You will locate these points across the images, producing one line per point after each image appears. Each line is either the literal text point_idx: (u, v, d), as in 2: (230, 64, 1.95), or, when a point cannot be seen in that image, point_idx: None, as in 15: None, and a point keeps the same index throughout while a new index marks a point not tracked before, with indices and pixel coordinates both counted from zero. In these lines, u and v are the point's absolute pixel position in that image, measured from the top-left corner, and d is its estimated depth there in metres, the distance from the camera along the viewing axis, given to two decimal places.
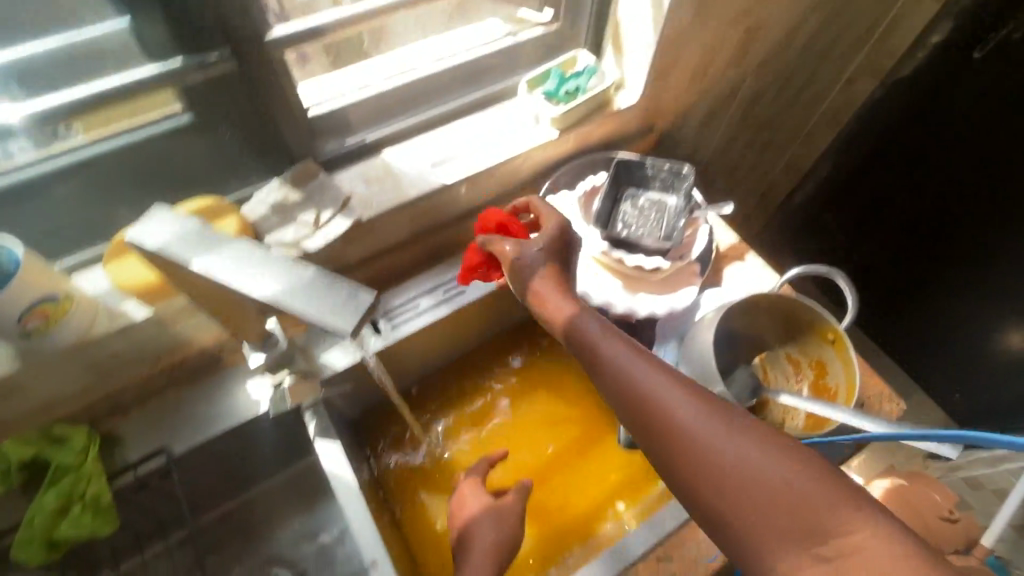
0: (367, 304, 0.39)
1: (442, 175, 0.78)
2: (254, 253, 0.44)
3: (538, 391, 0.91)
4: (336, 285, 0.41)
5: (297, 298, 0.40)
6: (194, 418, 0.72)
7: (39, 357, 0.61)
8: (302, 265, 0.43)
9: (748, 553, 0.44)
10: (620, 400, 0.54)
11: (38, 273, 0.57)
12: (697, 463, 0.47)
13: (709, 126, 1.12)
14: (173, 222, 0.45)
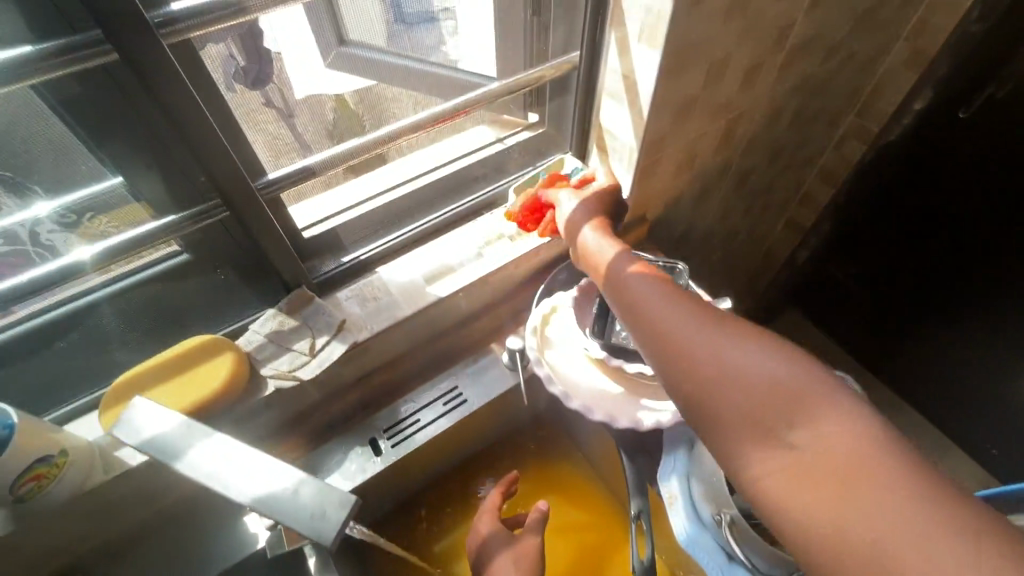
0: (336, 513, 0.44)
1: (437, 289, 0.78)
2: (236, 447, 0.48)
3: (542, 502, 0.89)
4: (311, 487, 0.45)
5: (277, 503, 0.44)
6: (193, 558, 0.70)
7: (33, 517, 0.59)
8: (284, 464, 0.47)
9: (720, 447, 0.44)
10: (627, 307, 0.53)
11: (32, 437, 0.56)
12: (715, 393, 0.45)
13: (702, 205, 1.13)
14: (164, 420, 0.50)
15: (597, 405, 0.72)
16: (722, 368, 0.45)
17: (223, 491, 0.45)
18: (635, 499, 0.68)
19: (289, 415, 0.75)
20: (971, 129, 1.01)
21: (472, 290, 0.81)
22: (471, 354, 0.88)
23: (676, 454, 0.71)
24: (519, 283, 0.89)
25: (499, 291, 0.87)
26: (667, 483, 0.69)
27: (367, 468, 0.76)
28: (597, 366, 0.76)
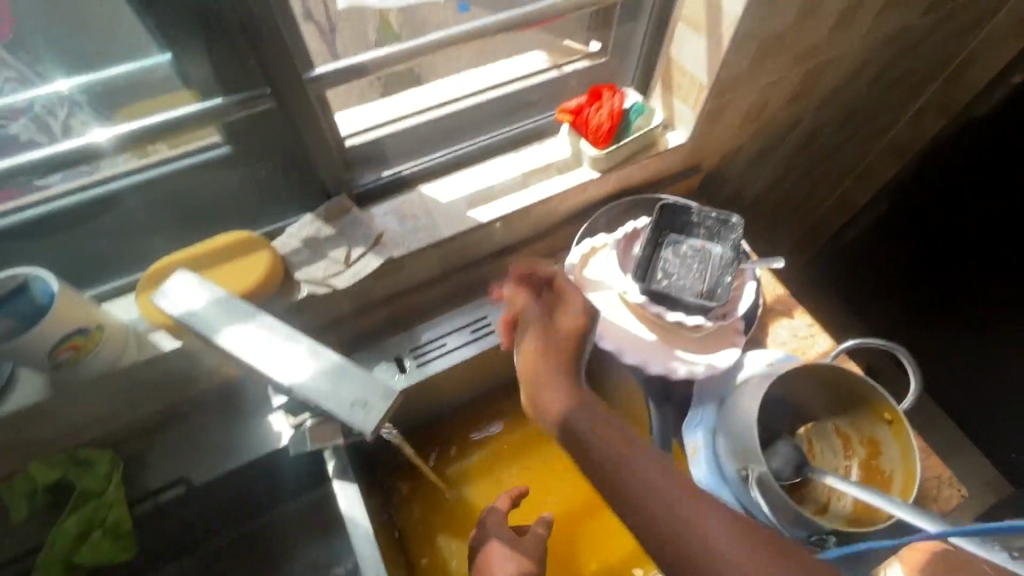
0: (368, 402, 0.43)
1: (478, 214, 0.75)
2: (272, 329, 0.48)
3: (560, 436, 0.88)
4: (344, 377, 0.45)
5: (318, 388, 0.44)
6: (216, 448, 0.72)
7: (68, 386, 0.61)
8: (324, 351, 0.47)
9: None
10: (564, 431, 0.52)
11: (71, 307, 0.56)
12: (639, 510, 0.47)
13: (760, 162, 1.06)
14: (198, 296, 0.50)
15: (631, 349, 0.71)
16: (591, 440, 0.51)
17: (265, 371, 0.45)
18: (658, 445, 0.69)
19: (318, 324, 0.75)
20: None
21: (512, 221, 0.78)
22: (504, 288, 0.86)
23: (705, 407, 0.71)
24: (561, 220, 0.85)
25: (539, 226, 0.83)
26: (692, 433, 0.70)
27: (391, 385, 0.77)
28: (634, 311, 0.74)
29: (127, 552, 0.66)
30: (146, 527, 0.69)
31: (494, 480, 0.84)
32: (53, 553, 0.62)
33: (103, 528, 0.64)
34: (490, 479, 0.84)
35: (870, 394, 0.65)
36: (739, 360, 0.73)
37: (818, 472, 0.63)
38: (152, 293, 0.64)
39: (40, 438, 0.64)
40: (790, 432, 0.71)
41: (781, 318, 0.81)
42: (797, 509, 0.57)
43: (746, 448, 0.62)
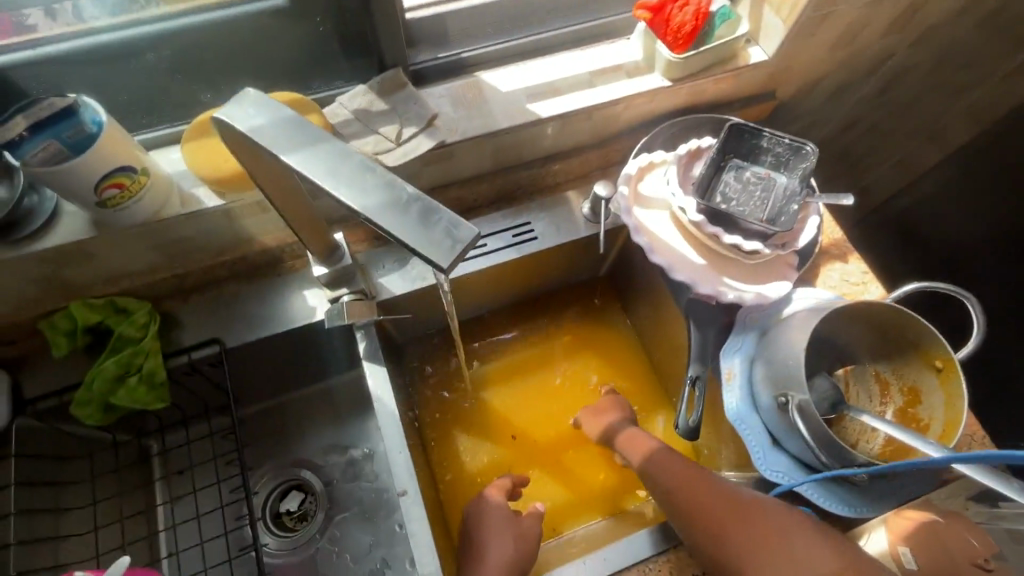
0: (464, 239, 0.32)
1: (539, 108, 0.71)
2: (341, 149, 0.36)
3: (584, 353, 0.87)
4: (430, 209, 0.33)
5: (387, 214, 0.33)
6: (251, 315, 0.72)
7: (110, 228, 0.60)
8: (401, 180, 0.34)
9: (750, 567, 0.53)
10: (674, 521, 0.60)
11: (116, 142, 0.53)
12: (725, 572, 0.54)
13: (835, 101, 0.99)
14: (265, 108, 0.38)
15: (678, 266, 0.69)
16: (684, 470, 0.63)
17: (326, 187, 0.34)
18: (693, 365, 0.70)
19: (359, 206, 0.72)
20: None
21: (571, 123, 0.73)
22: (550, 196, 0.83)
23: (745, 337, 0.69)
24: (620, 131, 0.80)
25: (597, 133, 0.79)
26: (728, 359, 0.69)
27: (427, 277, 0.74)
28: (688, 231, 0.70)
29: (160, 402, 0.66)
30: (179, 382, 0.71)
31: (516, 386, 0.84)
32: (90, 392, 0.63)
33: (138, 374, 0.65)
34: (513, 385, 0.84)
35: (923, 340, 0.62)
36: (789, 295, 0.70)
37: (855, 410, 0.62)
38: (197, 145, 0.61)
39: (83, 277, 0.65)
40: (827, 372, 0.70)
41: (834, 261, 0.78)
42: (833, 438, 0.57)
43: (790, 375, 0.61)
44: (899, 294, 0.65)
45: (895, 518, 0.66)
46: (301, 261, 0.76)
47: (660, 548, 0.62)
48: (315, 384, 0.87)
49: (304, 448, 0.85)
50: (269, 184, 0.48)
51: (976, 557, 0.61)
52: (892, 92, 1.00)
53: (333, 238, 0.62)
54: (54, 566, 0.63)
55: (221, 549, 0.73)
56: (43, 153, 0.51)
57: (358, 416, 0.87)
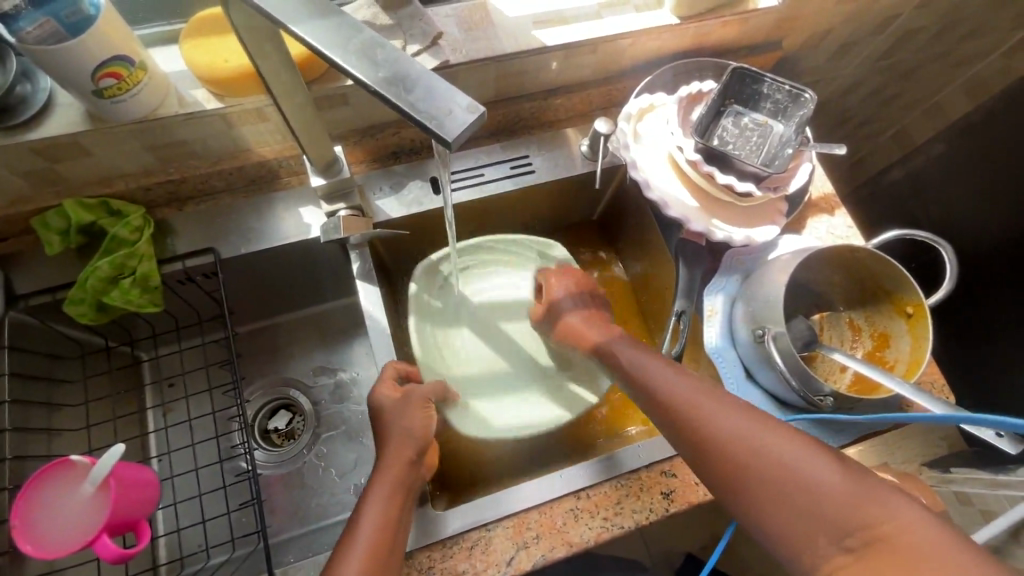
0: (468, 117, 0.33)
1: (544, 36, 0.70)
2: (358, 28, 0.36)
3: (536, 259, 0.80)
4: (441, 88, 0.34)
5: (396, 85, 0.34)
6: (244, 227, 0.73)
7: (106, 123, 0.59)
8: (408, 57, 0.35)
9: (726, 461, 0.49)
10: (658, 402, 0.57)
11: (113, 30, 0.52)
12: (700, 451, 0.52)
13: (840, 60, 0.99)
14: None
15: (670, 201, 0.71)
16: (697, 402, 0.54)
17: (335, 60, 0.35)
18: (678, 300, 0.72)
19: (357, 124, 0.71)
20: None
21: (576, 55, 0.73)
22: (550, 133, 0.82)
23: (729, 278, 0.72)
24: (624, 69, 0.80)
25: (601, 70, 0.78)
26: (712, 297, 0.72)
27: (424, 202, 0.75)
28: (684, 171, 0.72)
29: (153, 306, 0.66)
30: (171, 290, 0.72)
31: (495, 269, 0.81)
32: (84, 292, 0.63)
33: (132, 276, 0.65)
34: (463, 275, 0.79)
35: (898, 286, 0.65)
36: (775, 240, 0.72)
37: (826, 348, 0.65)
38: (197, 43, 0.60)
39: (76, 174, 0.64)
40: (804, 316, 0.73)
41: (822, 213, 0.79)
42: (805, 368, 0.60)
43: (766, 310, 0.64)
44: (884, 241, 0.68)
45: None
46: (297, 178, 0.76)
47: (629, 471, 0.65)
48: (306, 309, 0.88)
49: (295, 368, 0.87)
50: (278, 81, 0.48)
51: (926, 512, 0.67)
52: (895, 57, 1.00)
53: (334, 151, 0.63)
54: (47, 455, 0.65)
55: (211, 452, 0.76)
56: (37, 30, 0.48)
57: (345, 342, 0.88)
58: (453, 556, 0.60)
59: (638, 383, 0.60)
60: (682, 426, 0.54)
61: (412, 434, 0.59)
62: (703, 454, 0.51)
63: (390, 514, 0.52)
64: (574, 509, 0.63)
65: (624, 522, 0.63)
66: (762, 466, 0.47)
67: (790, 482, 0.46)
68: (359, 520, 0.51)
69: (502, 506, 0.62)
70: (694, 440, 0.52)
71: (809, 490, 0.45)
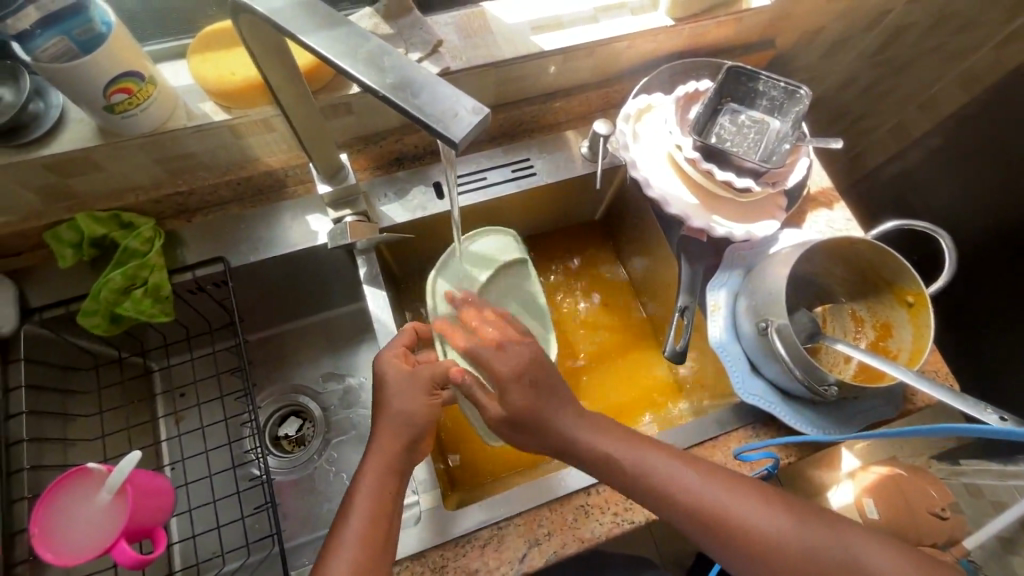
0: (475, 117, 0.34)
1: (541, 41, 0.71)
2: (366, 37, 0.38)
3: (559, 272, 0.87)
4: (448, 92, 0.35)
5: (403, 89, 0.35)
6: (252, 236, 0.74)
7: (117, 138, 0.60)
8: (415, 64, 0.36)
9: (722, 544, 0.52)
10: (632, 487, 0.55)
11: (124, 47, 0.53)
12: (690, 527, 0.53)
13: (834, 56, 0.99)
14: None
15: (670, 199, 0.72)
16: (677, 491, 0.53)
17: (344, 68, 0.36)
18: (681, 296, 0.73)
19: (361, 132, 0.72)
20: None
21: (574, 59, 0.74)
22: (550, 136, 0.84)
23: (731, 273, 0.73)
24: (621, 71, 0.81)
25: (598, 73, 0.80)
26: (715, 293, 0.72)
27: (427, 207, 0.76)
28: (683, 169, 0.73)
29: (165, 316, 0.67)
30: (182, 299, 0.73)
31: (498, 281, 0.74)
32: (96, 303, 0.64)
33: (144, 287, 0.66)
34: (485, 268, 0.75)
35: (898, 276, 0.66)
36: (775, 234, 0.73)
37: (830, 339, 0.65)
38: (205, 57, 0.62)
39: (87, 189, 0.66)
40: (806, 308, 0.73)
41: (820, 207, 0.80)
42: (809, 358, 0.61)
43: (769, 304, 0.64)
44: (882, 232, 0.69)
45: (863, 472, 0.78)
46: (304, 187, 0.77)
47: None
48: (315, 316, 0.89)
49: (305, 375, 0.88)
50: (285, 90, 0.50)
51: (935, 507, 0.71)
52: (889, 52, 1.01)
53: (339, 158, 0.64)
54: (64, 465, 0.66)
55: (224, 459, 0.77)
56: (53, 49, 0.49)
57: (353, 348, 0.89)
58: (467, 555, 0.61)
59: (588, 458, 0.57)
60: (666, 509, 0.54)
61: (411, 422, 0.57)
62: (694, 531, 0.53)
63: (376, 513, 0.52)
64: (584, 505, 0.64)
65: (635, 517, 0.63)
66: (764, 548, 0.51)
67: (792, 558, 0.51)
68: (352, 506, 0.53)
69: (515, 503, 0.63)
70: (687, 524, 0.53)
71: (809, 561, 0.50)
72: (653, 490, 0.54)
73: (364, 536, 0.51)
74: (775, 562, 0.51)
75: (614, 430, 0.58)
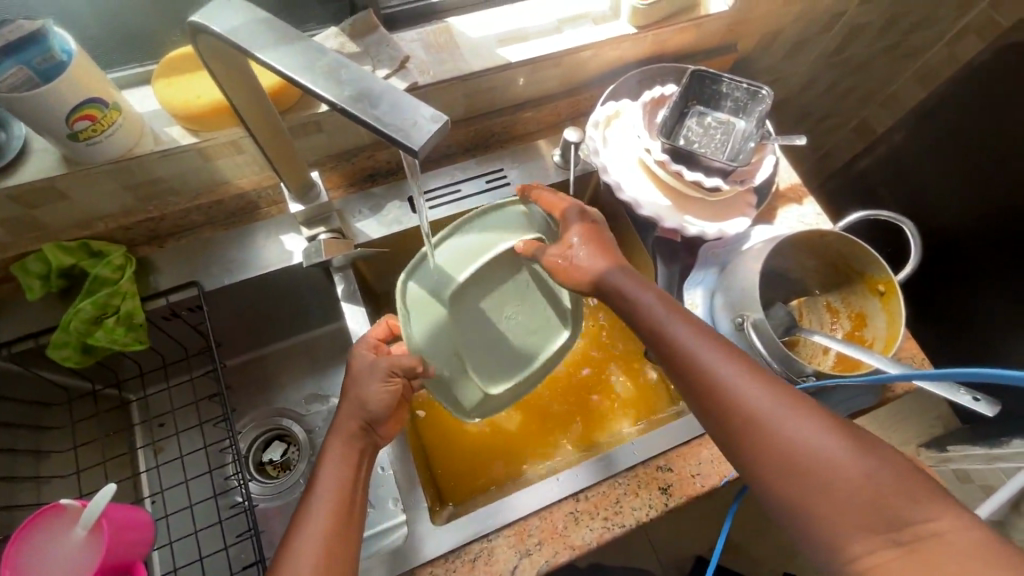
0: (435, 125, 0.34)
1: (507, 53, 0.72)
2: (326, 54, 0.38)
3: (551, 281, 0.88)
4: (407, 102, 0.36)
5: (363, 100, 0.35)
6: (226, 259, 0.73)
7: (82, 166, 0.60)
8: (374, 76, 0.37)
9: (756, 445, 0.48)
10: (680, 366, 0.54)
11: (85, 74, 0.53)
12: (726, 419, 0.50)
13: (795, 57, 1.02)
14: (248, 12, 0.40)
15: (643, 202, 0.73)
16: (723, 376, 0.51)
17: (304, 83, 0.36)
18: None
19: (332, 150, 0.73)
20: None
21: (541, 69, 0.75)
22: (522, 146, 0.85)
23: (707, 271, 0.74)
24: (589, 80, 0.83)
25: (565, 83, 0.81)
26: (691, 292, 0.73)
27: (403, 221, 0.76)
28: (654, 172, 0.74)
29: (139, 343, 0.66)
30: (157, 326, 0.72)
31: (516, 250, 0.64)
32: (67, 334, 0.63)
33: (116, 315, 0.65)
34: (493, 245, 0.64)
35: (868, 266, 0.67)
36: (746, 232, 0.75)
37: (807, 331, 0.66)
38: (170, 82, 0.62)
39: (53, 220, 0.65)
40: (782, 303, 0.75)
41: (790, 203, 0.81)
42: (786, 351, 0.61)
43: (744, 299, 0.65)
44: (850, 224, 0.70)
45: None
46: (277, 208, 0.77)
47: (626, 468, 0.65)
48: (296, 336, 0.89)
49: (288, 397, 0.87)
50: (249, 111, 0.50)
51: None
52: (848, 51, 1.04)
53: (310, 177, 0.64)
54: (36, 504, 0.64)
55: (205, 487, 0.76)
56: (10, 78, 0.50)
57: (336, 368, 0.89)
58: (457, 569, 0.60)
59: (656, 338, 0.57)
60: (705, 395, 0.51)
61: (367, 409, 0.57)
62: (727, 424, 0.50)
63: (340, 491, 0.52)
64: (574, 511, 0.63)
65: (625, 521, 0.63)
66: (801, 456, 0.46)
67: (829, 474, 0.44)
68: (318, 479, 0.53)
69: (503, 513, 0.62)
70: (722, 417, 0.50)
71: (846, 483, 0.44)
72: (700, 371, 0.52)
73: (328, 509, 0.50)
74: (811, 476, 0.45)
75: (708, 333, 0.55)
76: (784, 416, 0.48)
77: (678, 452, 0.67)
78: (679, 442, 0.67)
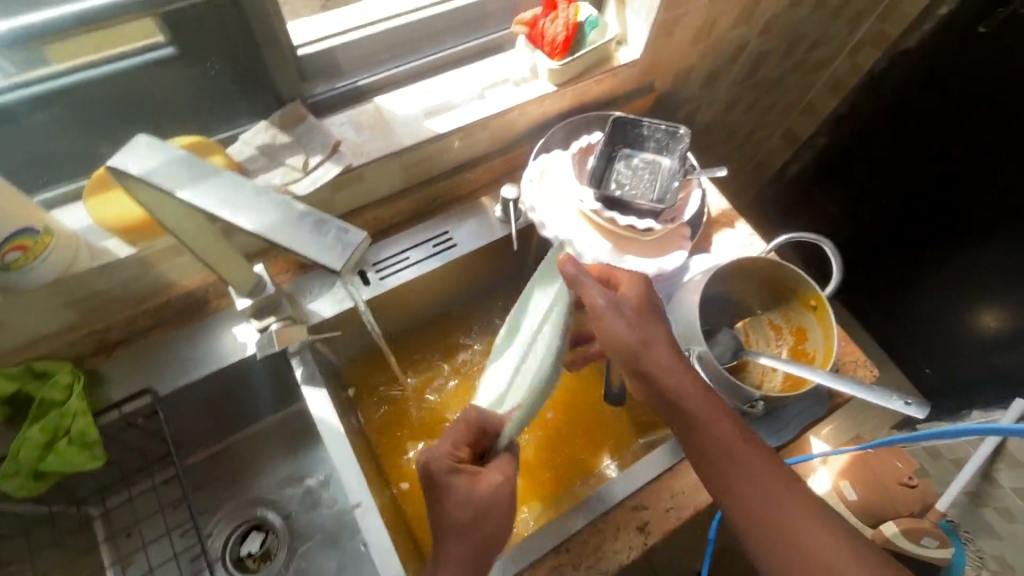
0: (356, 242, 0.37)
1: (435, 124, 0.75)
2: (243, 182, 0.40)
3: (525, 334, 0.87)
4: (326, 222, 0.38)
5: (285, 227, 0.38)
6: (178, 359, 0.72)
7: (18, 292, 0.59)
8: (293, 200, 0.39)
9: (760, 531, 0.52)
10: (697, 444, 0.56)
11: (12, 207, 0.53)
12: (739, 503, 0.53)
13: (711, 88, 1.09)
14: (157, 149, 0.41)
15: (583, 249, 0.76)
16: (736, 463, 0.54)
17: (223, 215, 0.38)
18: None
19: None
20: (981, 49, 0.95)
21: (470, 134, 0.79)
22: (464, 206, 0.87)
23: None
24: (519, 136, 0.87)
25: (497, 142, 0.85)
26: None
27: (355, 295, 0.77)
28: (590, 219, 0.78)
29: (94, 462, 0.64)
30: (113, 438, 0.70)
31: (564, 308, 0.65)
32: (17, 464, 0.61)
33: (68, 437, 0.63)
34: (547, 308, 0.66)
35: (798, 284, 0.71)
36: (685, 263, 0.79)
37: (752, 354, 0.69)
38: (102, 198, 0.62)
39: None
40: (728, 326, 0.78)
41: (724, 228, 0.86)
42: (733, 380, 0.65)
43: (688, 332, 0.68)
44: (777, 246, 0.75)
45: None
46: (227, 299, 0.77)
47: (602, 513, 0.66)
48: (261, 422, 0.87)
49: (261, 485, 0.85)
50: (179, 226, 0.50)
51: None
52: (760, 75, 1.12)
53: (254, 272, 0.64)
54: None
55: None
56: None
57: (306, 448, 0.87)
58: None
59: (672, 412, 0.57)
60: (721, 476, 0.54)
61: (493, 538, 0.55)
62: (737, 508, 0.53)
63: None
64: (556, 566, 0.64)
65: (607, 567, 0.64)
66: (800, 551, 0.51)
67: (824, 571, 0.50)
68: None
69: None
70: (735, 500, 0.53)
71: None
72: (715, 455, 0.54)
73: None
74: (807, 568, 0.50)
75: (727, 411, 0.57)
76: (792, 514, 0.52)
77: (650, 489, 0.68)
78: (649, 479, 0.68)
